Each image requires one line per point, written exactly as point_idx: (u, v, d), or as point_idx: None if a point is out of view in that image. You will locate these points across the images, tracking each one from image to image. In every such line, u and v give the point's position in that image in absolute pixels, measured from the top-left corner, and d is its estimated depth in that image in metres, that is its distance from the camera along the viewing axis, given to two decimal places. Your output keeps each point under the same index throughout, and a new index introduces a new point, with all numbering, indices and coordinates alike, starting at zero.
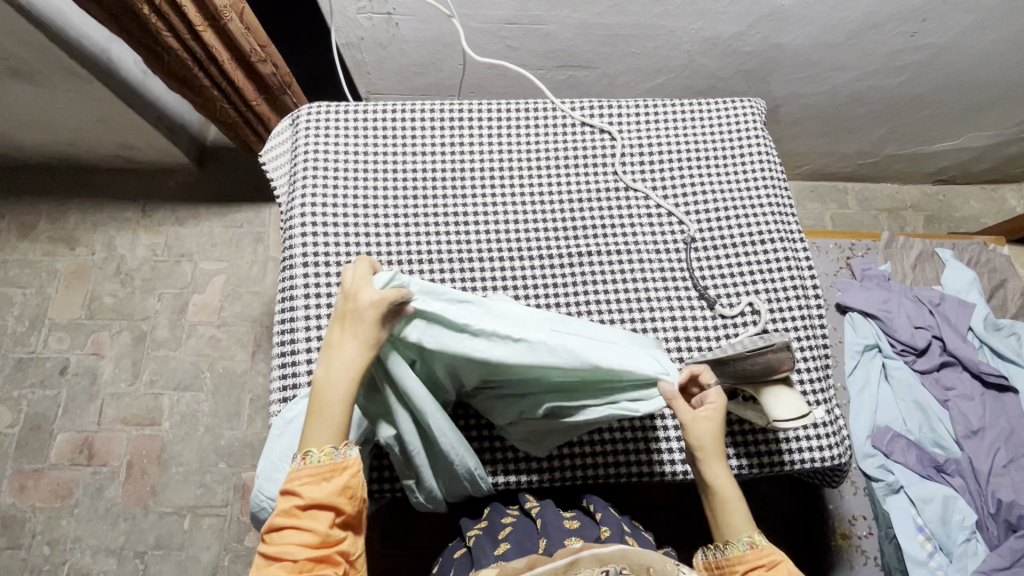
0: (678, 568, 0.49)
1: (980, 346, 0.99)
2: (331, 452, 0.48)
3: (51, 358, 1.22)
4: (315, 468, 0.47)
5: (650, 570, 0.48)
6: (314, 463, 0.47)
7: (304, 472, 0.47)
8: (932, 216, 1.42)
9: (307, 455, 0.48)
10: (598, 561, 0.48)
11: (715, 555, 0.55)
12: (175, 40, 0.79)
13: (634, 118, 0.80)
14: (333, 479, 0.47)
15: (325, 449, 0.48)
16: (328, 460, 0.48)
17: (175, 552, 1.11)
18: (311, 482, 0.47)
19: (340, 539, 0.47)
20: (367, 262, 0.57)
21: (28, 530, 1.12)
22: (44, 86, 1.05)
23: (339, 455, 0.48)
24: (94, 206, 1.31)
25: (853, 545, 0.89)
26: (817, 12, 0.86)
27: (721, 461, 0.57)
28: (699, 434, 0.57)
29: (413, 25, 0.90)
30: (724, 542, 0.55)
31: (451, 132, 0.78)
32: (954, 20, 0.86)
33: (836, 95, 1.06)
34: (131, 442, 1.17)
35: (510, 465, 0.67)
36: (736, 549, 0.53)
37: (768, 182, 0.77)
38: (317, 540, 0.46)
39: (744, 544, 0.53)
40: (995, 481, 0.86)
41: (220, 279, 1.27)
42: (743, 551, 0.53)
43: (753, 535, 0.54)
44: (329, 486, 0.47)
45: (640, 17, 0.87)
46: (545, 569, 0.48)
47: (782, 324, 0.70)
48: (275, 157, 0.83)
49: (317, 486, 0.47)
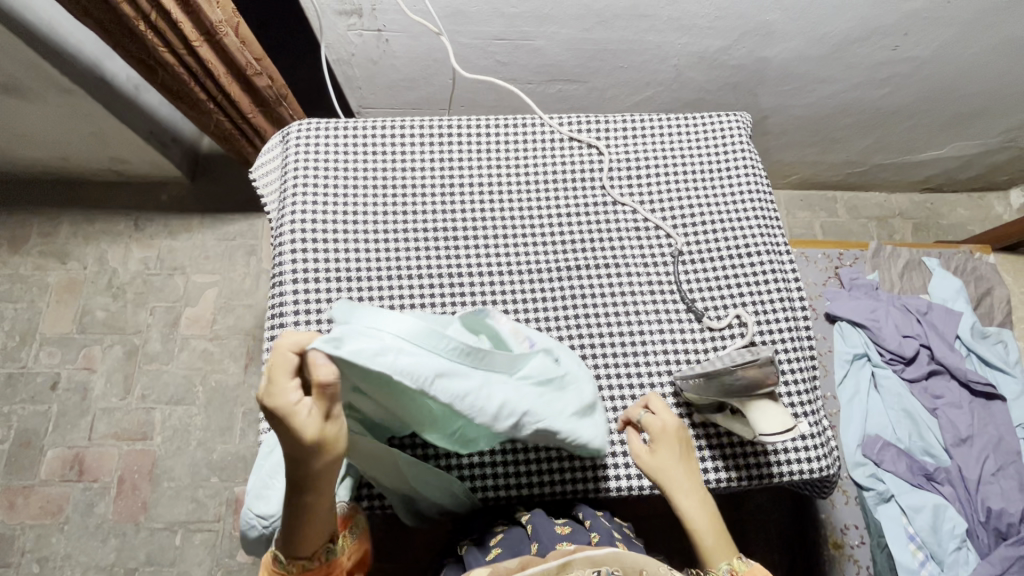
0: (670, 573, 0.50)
1: (968, 354, 1.00)
2: (302, 564, 0.51)
3: (42, 373, 1.21)
4: (284, 575, 0.50)
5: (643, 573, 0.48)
6: (283, 571, 0.50)
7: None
8: (919, 224, 1.43)
9: (277, 560, 0.51)
10: (590, 564, 0.48)
11: None
12: (170, 55, 0.80)
13: (621, 133, 0.81)
14: None
15: (294, 561, 0.50)
16: (299, 570, 0.50)
17: (167, 568, 1.10)
18: None
19: None
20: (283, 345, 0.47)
21: (18, 546, 1.11)
22: (36, 102, 1.05)
23: (311, 565, 0.51)
24: (86, 220, 1.31)
25: (846, 555, 0.87)
26: (800, 27, 0.87)
27: (693, 498, 0.60)
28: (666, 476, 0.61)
29: (403, 41, 0.90)
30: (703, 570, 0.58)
31: (440, 148, 0.79)
32: (936, 33, 0.88)
33: (822, 106, 1.07)
34: (123, 456, 1.16)
35: (501, 480, 0.66)
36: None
37: (754, 195, 0.78)
38: None
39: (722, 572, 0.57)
40: (984, 488, 0.87)
41: (212, 292, 1.27)
42: None
43: (732, 561, 0.57)
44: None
45: (627, 32, 0.88)
46: (538, 571, 0.48)
47: (770, 337, 0.71)
48: (263, 173, 0.83)
49: None
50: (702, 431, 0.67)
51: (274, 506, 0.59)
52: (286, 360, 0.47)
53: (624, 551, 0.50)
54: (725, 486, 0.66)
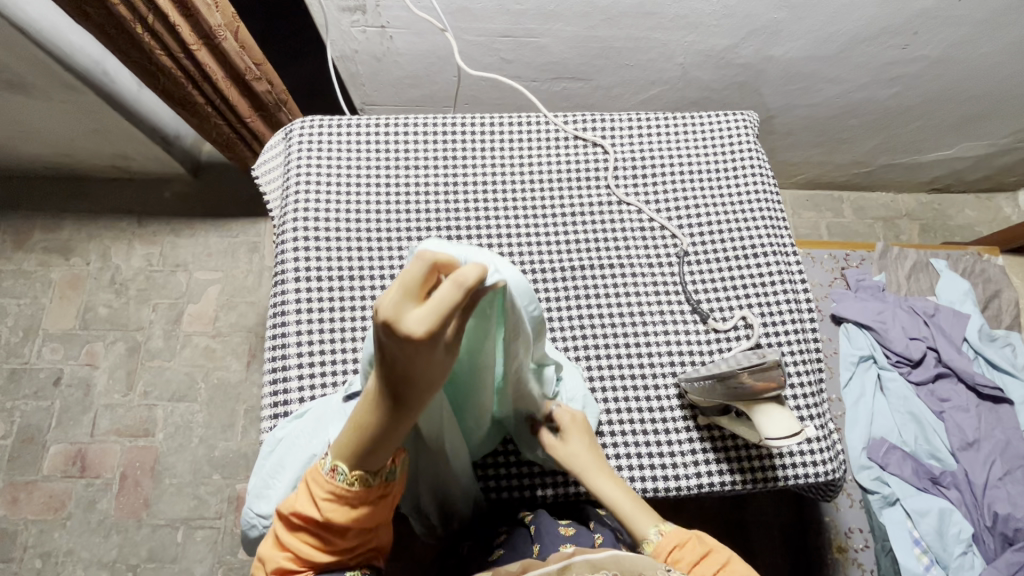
0: (667, 570, 0.48)
1: (975, 357, 0.99)
2: (364, 477, 0.45)
3: (45, 369, 1.21)
4: (340, 488, 0.45)
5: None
6: (340, 483, 0.45)
7: (328, 487, 0.45)
8: (927, 224, 1.42)
9: (335, 471, 0.45)
10: (590, 568, 0.47)
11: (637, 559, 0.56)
12: (168, 59, 0.80)
13: (626, 132, 0.80)
14: (357, 505, 0.45)
15: (356, 474, 0.45)
16: (359, 485, 0.45)
17: (169, 564, 1.10)
18: (332, 501, 0.45)
19: (357, 547, 0.48)
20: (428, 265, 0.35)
21: (20, 542, 1.11)
22: (39, 98, 1.05)
23: (371, 481, 0.46)
24: (89, 217, 1.30)
25: (850, 558, 0.87)
26: (806, 26, 0.86)
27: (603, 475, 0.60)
28: (572, 456, 0.60)
29: (407, 38, 0.90)
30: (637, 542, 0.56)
31: (443, 146, 0.78)
32: (945, 32, 0.87)
33: (830, 106, 1.06)
34: (125, 453, 1.16)
35: (503, 477, 0.67)
36: (649, 544, 0.54)
37: (760, 194, 0.77)
38: (332, 550, 0.46)
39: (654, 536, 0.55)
40: (991, 493, 0.86)
41: (214, 290, 1.27)
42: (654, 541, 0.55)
43: (661, 525, 0.55)
44: (353, 513, 0.45)
45: (633, 30, 0.88)
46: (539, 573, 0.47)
47: (776, 338, 0.70)
48: (267, 170, 0.83)
49: (338, 506, 0.45)
50: (707, 436, 0.66)
51: (273, 507, 0.58)
52: (448, 292, 0.34)
53: (625, 553, 0.49)
54: (729, 489, 0.66)
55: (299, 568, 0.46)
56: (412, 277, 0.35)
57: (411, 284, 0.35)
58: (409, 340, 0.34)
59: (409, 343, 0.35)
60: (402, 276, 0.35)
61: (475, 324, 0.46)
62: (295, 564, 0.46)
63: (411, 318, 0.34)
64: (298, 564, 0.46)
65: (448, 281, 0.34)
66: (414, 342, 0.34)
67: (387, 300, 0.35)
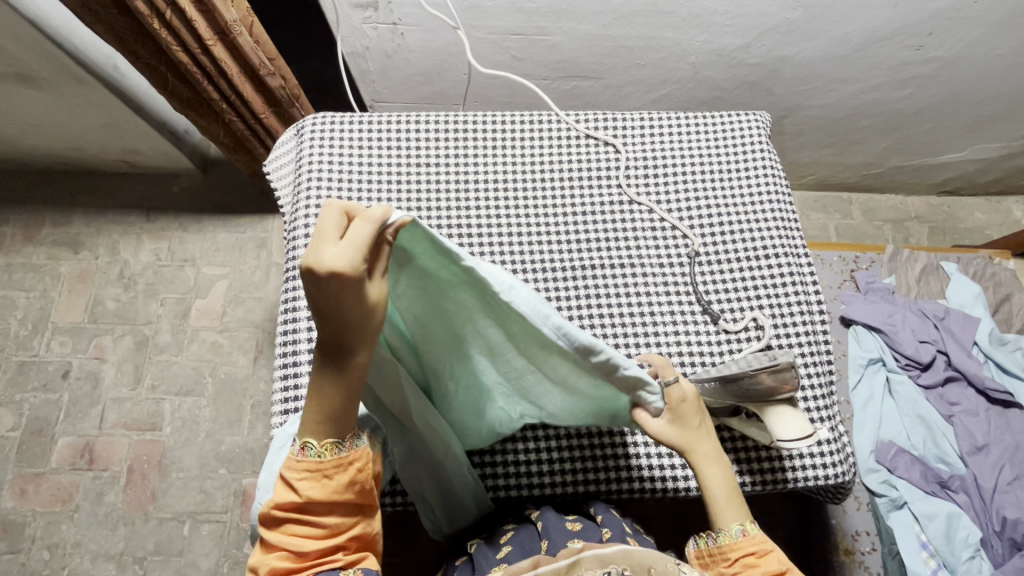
0: (679, 567, 0.49)
1: (985, 361, 0.98)
2: (334, 447, 0.47)
3: (53, 362, 1.22)
4: (315, 463, 0.46)
5: (652, 570, 0.47)
6: (314, 458, 0.46)
7: (303, 466, 0.46)
8: (937, 227, 1.41)
9: (306, 448, 0.46)
10: (599, 563, 0.48)
11: (706, 543, 0.54)
12: (184, 55, 0.79)
13: (638, 131, 0.80)
14: (335, 476, 0.46)
15: (327, 444, 0.46)
16: (331, 455, 0.46)
17: (175, 558, 1.10)
18: (308, 477, 0.46)
19: (349, 525, 0.47)
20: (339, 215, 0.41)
21: (28, 534, 1.12)
22: (50, 91, 1.05)
23: (343, 449, 0.47)
24: (98, 211, 1.31)
25: (856, 561, 0.87)
26: (819, 26, 0.86)
27: (715, 464, 0.55)
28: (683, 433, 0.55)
29: (419, 35, 0.90)
30: (715, 529, 0.54)
31: (455, 144, 0.78)
32: (961, 33, 0.86)
33: (841, 107, 1.06)
34: (132, 447, 1.17)
35: (511, 479, 0.66)
36: (727, 536, 0.53)
37: (772, 195, 0.77)
38: (325, 531, 0.46)
39: (736, 532, 0.53)
40: (1000, 498, 0.85)
41: (222, 284, 1.27)
42: (736, 538, 0.53)
43: (746, 523, 0.53)
44: (331, 485, 0.46)
45: (645, 29, 0.87)
46: (549, 571, 0.47)
47: (787, 340, 0.70)
48: (278, 166, 0.83)
49: (317, 482, 0.46)
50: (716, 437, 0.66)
51: None
52: (361, 228, 0.40)
53: (633, 548, 0.49)
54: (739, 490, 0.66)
55: (299, 566, 0.45)
56: (327, 227, 0.41)
57: (327, 231, 0.40)
58: (336, 275, 0.39)
59: (338, 281, 0.39)
60: (318, 228, 0.41)
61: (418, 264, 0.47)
62: (293, 563, 0.45)
63: (331, 255, 0.39)
64: (295, 561, 0.45)
65: (358, 220, 0.41)
66: (341, 276, 0.39)
67: (307, 250, 0.39)
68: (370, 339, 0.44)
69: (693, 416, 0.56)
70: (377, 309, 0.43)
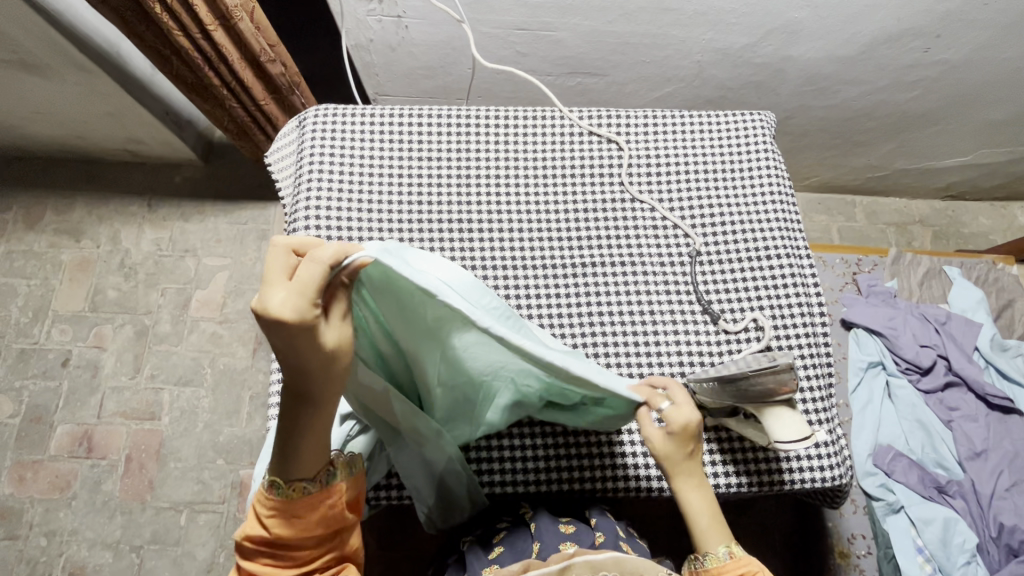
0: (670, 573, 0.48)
1: (986, 367, 0.98)
2: (302, 486, 0.46)
3: (53, 350, 1.22)
4: (282, 502, 0.46)
5: None
6: (281, 497, 0.46)
7: (271, 505, 0.45)
8: (940, 231, 1.41)
9: (273, 486, 0.46)
10: (589, 569, 0.48)
11: (694, 565, 0.54)
12: (185, 39, 0.79)
13: (642, 128, 0.79)
14: (304, 514, 0.46)
15: (295, 485, 0.46)
16: (299, 495, 0.46)
17: (172, 547, 1.11)
18: (276, 516, 0.45)
19: (322, 556, 0.47)
20: (284, 252, 0.42)
21: (26, 520, 1.12)
22: (52, 78, 1.05)
23: (312, 489, 0.46)
24: (101, 200, 1.31)
25: (851, 565, 0.88)
26: (826, 27, 0.85)
27: (697, 486, 0.57)
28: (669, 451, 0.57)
29: (422, 28, 0.89)
30: (702, 553, 0.54)
31: (457, 139, 0.78)
32: (970, 35, 0.85)
33: (847, 108, 1.05)
34: (131, 436, 1.17)
35: (507, 477, 0.66)
36: (714, 560, 0.53)
37: (775, 196, 0.76)
38: (296, 564, 0.46)
39: (724, 555, 0.53)
40: (997, 504, 0.85)
41: (223, 275, 1.27)
42: (722, 561, 0.53)
43: (731, 546, 0.54)
44: (301, 522, 0.46)
45: (651, 26, 0.87)
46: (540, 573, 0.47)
47: (786, 342, 0.69)
48: (281, 158, 0.82)
49: (286, 521, 0.46)
50: (714, 437, 0.66)
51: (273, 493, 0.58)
52: (311, 273, 0.40)
53: (625, 555, 0.49)
54: (735, 491, 0.66)
55: None
56: (274, 271, 0.41)
57: (276, 273, 0.40)
58: (279, 322, 0.38)
59: (284, 328, 0.39)
60: (266, 273, 0.41)
61: (388, 290, 0.47)
62: None
63: (275, 300, 0.39)
64: None
65: (308, 263, 0.40)
66: (285, 323, 0.39)
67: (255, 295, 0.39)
68: (333, 384, 0.44)
69: (689, 444, 0.57)
70: (337, 354, 0.43)
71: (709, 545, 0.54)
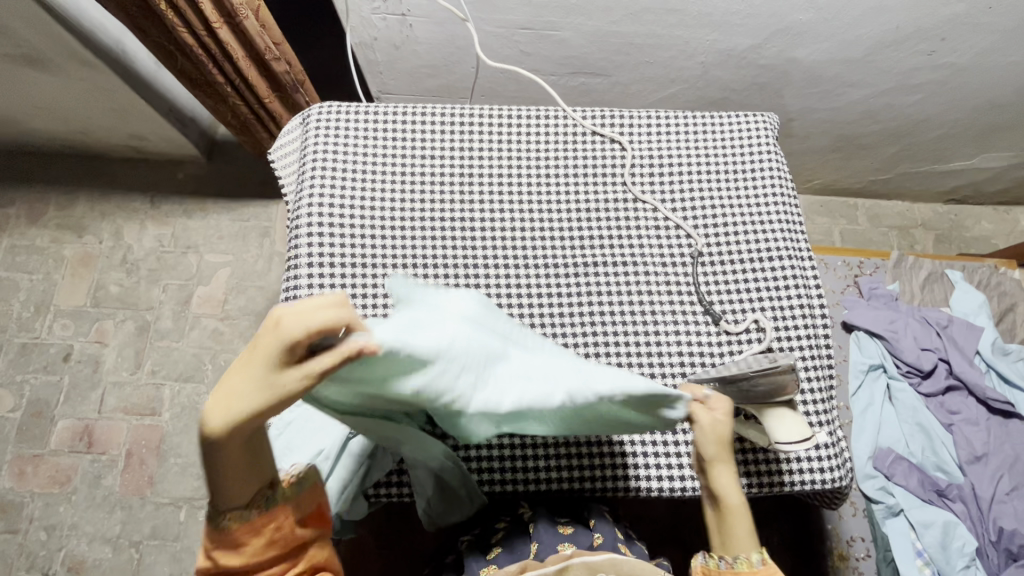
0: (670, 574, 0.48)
1: (987, 371, 0.98)
2: (240, 515, 0.42)
3: (55, 345, 1.22)
4: (224, 535, 0.42)
5: None
6: (222, 530, 0.42)
7: (215, 538, 0.42)
8: (942, 235, 1.41)
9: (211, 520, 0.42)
10: (587, 570, 0.48)
11: (719, 564, 0.54)
12: (190, 36, 0.79)
13: (645, 129, 0.79)
14: (253, 540, 0.42)
15: (229, 515, 0.42)
16: (241, 523, 0.42)
17: (171, 543, 1.11)
18: (223, 548, 0.42)
19: None
20: (338, 303, 0.42)
21: (26, 514, 1.12)
22: (57, 74, 1.05)
23: (252, 514, 0.42)
24: (103, 196, 1.31)
25: (850, 567, 0.88)
26: (831, 29, 0.85)
27: (733, 479, 0.57)
28: (711, 444, 0.57)
29: (427, 27, 0.89)
30: (731, 555, 0.54)
31: (460, 137, 0.78)
32: (975, 38, 0.85)
33: (851, 111, 1.05)
34: (131, 431, 1.17)
35: (508, 476, 0.65)
36: (748, 564, 0.53)
37: (777, 197, 0.76)
38: None
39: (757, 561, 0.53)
40: (997, 508, 0.85)
41: (225, 272, 1.27)
42: (754, 567, 0.53)
43: (763, 552, 0.54)
44: (249, 549, 0.42)
45: (655, 27, 0.87)
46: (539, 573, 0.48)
47: (788, 343, 0.69)
48: (284, 154, 0.82)
49: (234, 551, 0.42)
50: None
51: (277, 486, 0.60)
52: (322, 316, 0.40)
53: (622, 557, 0.49)
54: None
55: None
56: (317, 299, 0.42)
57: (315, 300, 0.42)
58: (270, 320, 0.40)
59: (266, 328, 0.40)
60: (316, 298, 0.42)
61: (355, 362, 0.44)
62: None
63: (289, 305, 0.41)
64: None
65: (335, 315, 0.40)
66: (270, 323, 0.40)
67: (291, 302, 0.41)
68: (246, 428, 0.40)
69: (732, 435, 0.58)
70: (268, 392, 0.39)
71: (743, 546, 0.55)
